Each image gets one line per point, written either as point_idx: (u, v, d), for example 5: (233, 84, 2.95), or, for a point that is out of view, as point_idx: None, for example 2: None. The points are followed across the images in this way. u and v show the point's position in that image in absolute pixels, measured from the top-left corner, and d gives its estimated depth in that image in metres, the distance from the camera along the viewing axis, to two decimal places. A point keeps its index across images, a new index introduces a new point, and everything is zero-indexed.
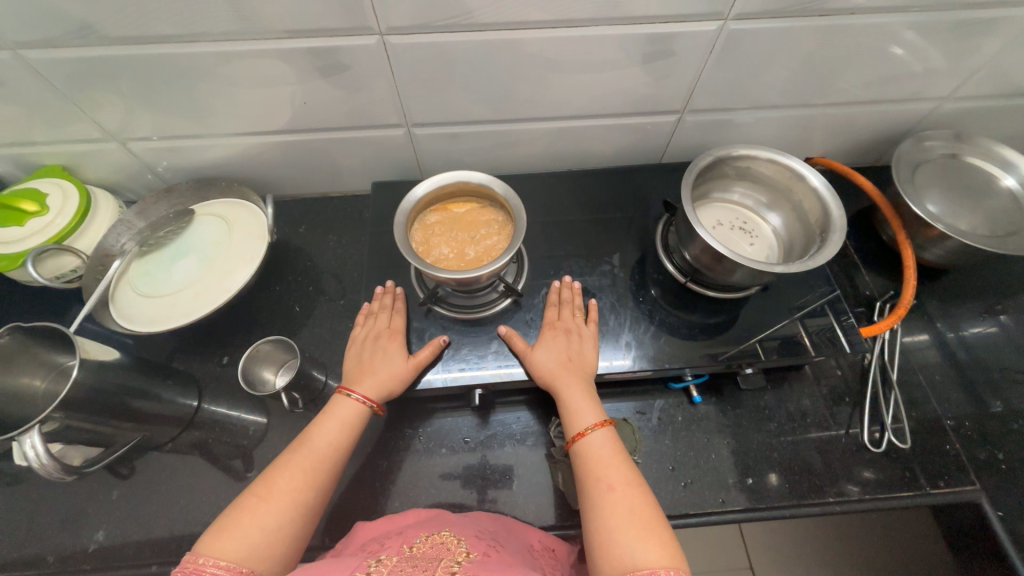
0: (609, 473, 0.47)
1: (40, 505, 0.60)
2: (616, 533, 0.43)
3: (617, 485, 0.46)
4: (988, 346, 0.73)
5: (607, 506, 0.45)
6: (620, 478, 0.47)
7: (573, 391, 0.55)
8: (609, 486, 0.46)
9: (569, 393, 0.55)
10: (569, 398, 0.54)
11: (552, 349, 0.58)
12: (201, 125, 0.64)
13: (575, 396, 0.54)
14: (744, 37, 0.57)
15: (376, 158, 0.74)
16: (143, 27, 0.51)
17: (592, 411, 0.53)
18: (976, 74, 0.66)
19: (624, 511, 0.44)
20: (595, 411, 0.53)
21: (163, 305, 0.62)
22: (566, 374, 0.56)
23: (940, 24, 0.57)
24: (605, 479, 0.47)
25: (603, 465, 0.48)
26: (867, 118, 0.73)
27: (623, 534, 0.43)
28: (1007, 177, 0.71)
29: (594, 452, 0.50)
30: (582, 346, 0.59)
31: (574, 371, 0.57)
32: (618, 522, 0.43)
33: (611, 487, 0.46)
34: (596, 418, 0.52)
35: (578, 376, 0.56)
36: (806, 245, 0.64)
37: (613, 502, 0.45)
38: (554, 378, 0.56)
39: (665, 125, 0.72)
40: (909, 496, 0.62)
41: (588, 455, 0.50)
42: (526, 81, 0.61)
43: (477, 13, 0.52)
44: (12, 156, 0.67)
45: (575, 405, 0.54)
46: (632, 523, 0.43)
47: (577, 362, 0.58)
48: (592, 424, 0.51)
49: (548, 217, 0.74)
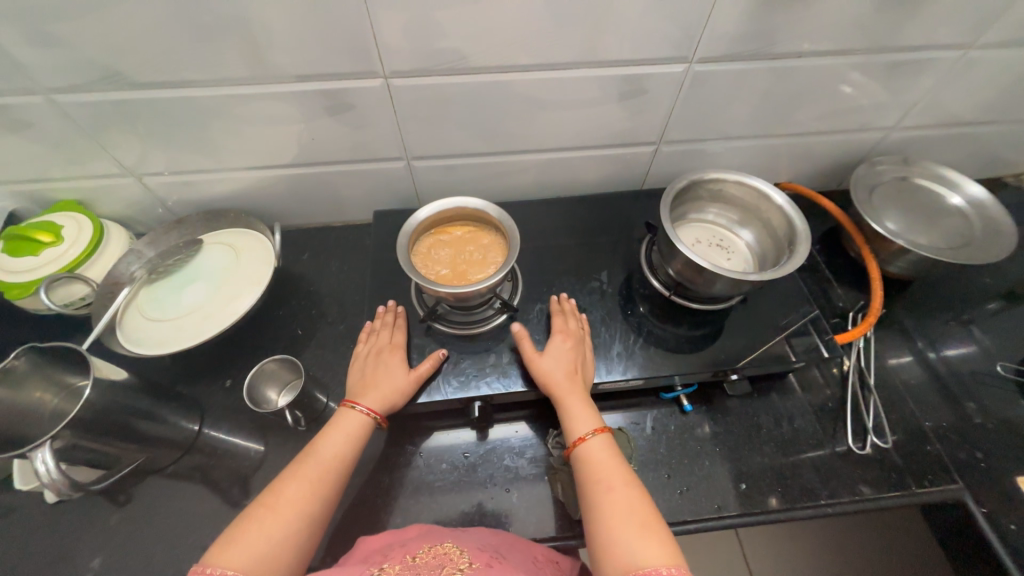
0: (608, 475, 0.50)
1: (34, 535, 0.59)
2: (617, 533, 0.44)
3: (616, 486, 0.48)
4: (957, 352, 0.78)
5: (608, 506, 0.47)
6: (619, 479, 0.49)
7: (574, 398, 0.57)
8: (610, 487, 0.48)
9: (569, 400, 0.57)
10: (569, 405, 0.57)
11: (560, 355, 0.61)
12: (214, 160, 0.69)
13: (575, 404, 0.57)
14: (708, 77, 0.64)
15: (377, 189, 0.79)
16: (169, 74, 0.56)
17: (591, 418, 0.55)
18: (915, 107, 0.74)
19: (624, 510, 0.46)
20: (593, 417, 0.56)
21: (170, 329, 0.65)
22: (567, 382, 0.59)
23: (877, 64, 0.66)
24: (605, 481, 0.49)
25: (602, 467, 0.51)
26: (825, 146, 0.81)
27: (623, 533, 0.44)
28: (954, 195, 0.78)
29: (594, 457, 0.52)
30: (581, 356, 0.62)
31: (574, 379, 0.59)
32: (619, 521, 0.45)
33: (611, 488, 0.48)
34: (596, 424, 0.55)
35: (579, 385, 0.59)
36: (778, 257, 0.69)
37: (612, 502, 0.47)
38: (556, 385, 0.59)
39: (644, 155, 0.78)
40: (897, 497, 0.65)
41: (588, 458, 0.52)
42: (516, 118, 0.68)
43: (472, 58, 0.58)
44: (30, 191, 0.70)
45: (575, 412, 0.56)
46: (632, 522, 0.45)
47: (579, 371, 0.61)
48: (592, 430, 0.54)
49: (540, 240, 0.78)
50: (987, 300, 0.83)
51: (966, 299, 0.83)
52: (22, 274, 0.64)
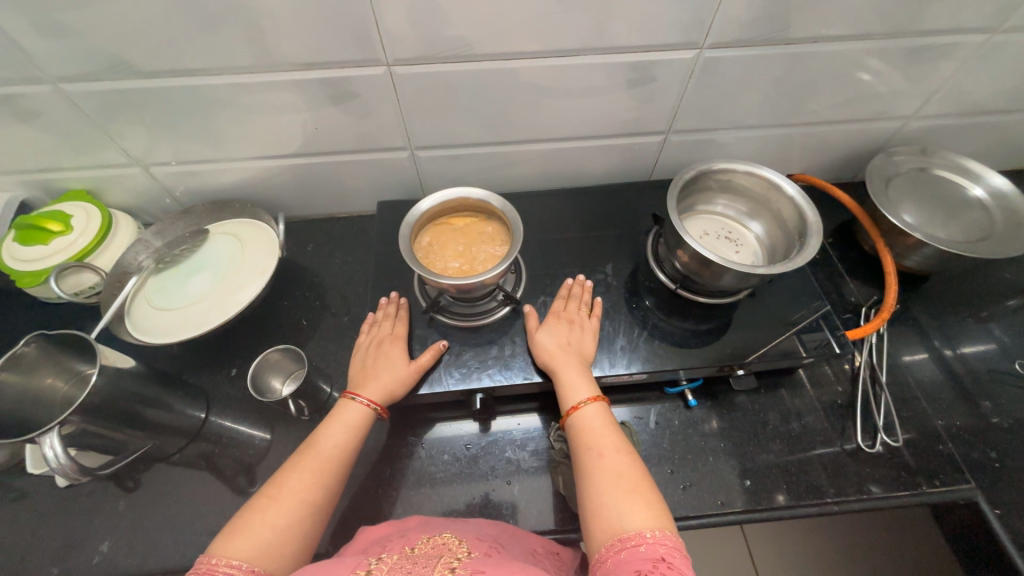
0: (600, 442, 0.50)
1: (47, 518, 0.61)
2: (605, 497, 0.45)
3: (606, 453, 0.49)
4: (974, 349, 0.76)
5: (597, 471, 0.47)
6: (610, 446, 0.49)
7: (570, 370, 0.57)
8: (600, 454, 0.49)
9: (564, 371, 0.57)
10: (565, 376, 0.57)
11: (554, 334, 0.61)
12: (219, 150, 0.69)
13: (571, 374, 0.57)
14: (719, 64, 0.63)
15: (382, 180, 0.79)
16: (173, 62, 0.56)
17: (587, 387, 0.55)
18: (936, 94, 0.71)
19: (613, 476, 0.46)
20: (589, 387, 0.55)
21: (177, 318, 0.65)
22: (564, 356, 0.59)
23: (897, 50, 0.63)
24: (596, 448, 0.49)
25: (595, 435, 0.51)
26: (841, 136, 0.79)
27: (611, 497, 0.45)
28: (975, 186, 0.76)
29: (587, 425, 0.52)
30: (580, 336, 0.62)
31: (572, 354, 0.59)
32: (607, 487, 0.46)
33: (602, 454, 0.49)
34: (590, 393, 0.55)
35: (576, 359, 0.59)
36: (788, 250, 0.67)
37: (602, 467, 0.47)
38: (553, 358, 0.59)
39: (652, 145, 0.77)
40: (907, 496, 0.63)
41: (581, 426, 0.52)
42: (521, 106, 0.67)
43: (475, 45, 0.57)
44: (40, 181, 0.71)
45: (569, 382, 0.56)
46: (620, 487, 0.45)
47: (576, 348, 0.61)
48: (585, 399, 0.54)
49: (545, 232, 0.77)
50: (1007, 296, 0.80)
51: (985, 295, 0.81)
52: (34, 263, 0.65)
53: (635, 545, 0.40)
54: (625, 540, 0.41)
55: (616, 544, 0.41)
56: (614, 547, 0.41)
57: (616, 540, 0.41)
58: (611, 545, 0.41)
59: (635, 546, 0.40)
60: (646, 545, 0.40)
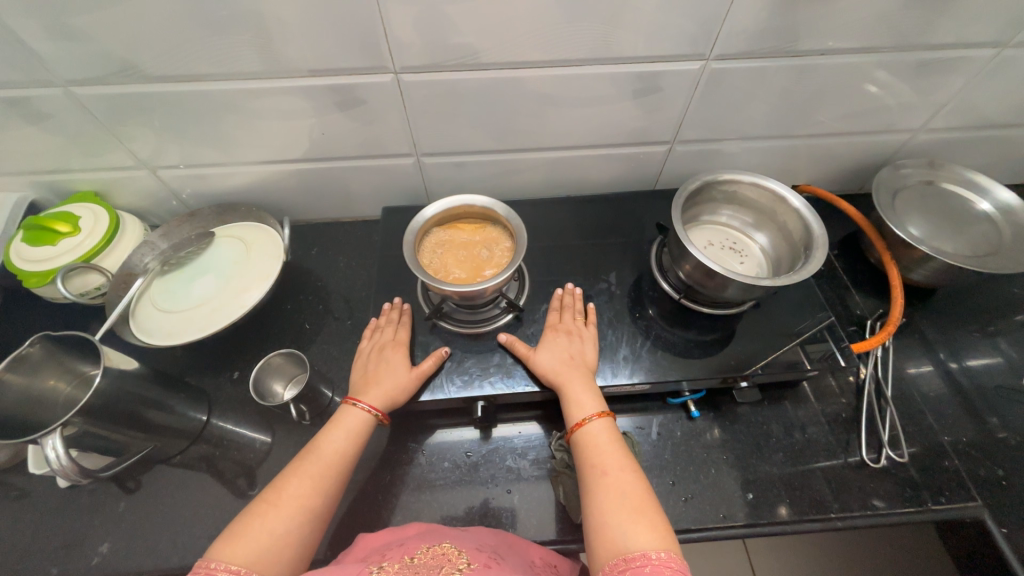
0: (605, 460, 0.50)
1: (47, 519, 0.61)
2: (608, 516, 0.45)
3: (611, 470, 0.48)
4: (980, 363, 0.75)
5: (601, 490, 0.47)
6: (615, 463, 0.49)
7: (575, 384, 0.57)
8: (604, 471, 0.48)
9: (570, 386, 0.57)
10: (570, 390, 0.57)
11: (556, 348, 0.61)
12: (227, 154, 0.70)
13: (577, 389, 0.57)
14: (726, 75, 0.63)
15: (387, 185, 0.79)
16: (182, 67, 0.56)
17: (592, 402, 0.55)
18: (944, 107, 0.71)
19: (618, 495, 0.46)
20: (594, 402, 0.55)
21: (180, 320, 0.66)
22: (568, 370, 0.59)
23: (906, 63, 0.63)
24: (601, 465, 0.49)
25: (599, 451, 0.51)
26: (847, 148, 0.78)
27: (615, 516, 0.44)
28: (982, 201, 0.75)
29: (593, 440, 0.52)
30: (582, 347, 0.62)
31: (575, 368, 0.59)
32: (612, 505, 0.45)
33: (606, 471, 0.48)
34: (595, 409, 0.54)
35: (580, 372, 0.59)
36: (793, 262, 0.67)
37: (607, 485, 0.47)
38: (557, 372, 0.59)
39: (657, 154, 0.77)
40: (912, 512, 0.62)
41: (587, 443, 0.52)
42: (528, 116, 0.67)
43: (482, 54, 0.58)
44: (50, 182, 0.72)
45: (576, 397, 0.56)
46: (625, 506, 0.45)
47: (578, 361, 0.60)
48: (591, 415, 0.54)
49: (550, 240, 0.77)
50: (1015, 311, 0.80)
51: (992, 310, 0.80)
52: (41, 263, 0.66)
53: (639, 566, 0.39)
54: (629, 560, 0.40)
55: (620, 564, 0.40)
56: (618, 567, 0.40)
57: (619, 560, 0.41)
58: (614, 565, 0.41)
59: (639, 566, 0.39)
60: (651, 566, 0.39)
